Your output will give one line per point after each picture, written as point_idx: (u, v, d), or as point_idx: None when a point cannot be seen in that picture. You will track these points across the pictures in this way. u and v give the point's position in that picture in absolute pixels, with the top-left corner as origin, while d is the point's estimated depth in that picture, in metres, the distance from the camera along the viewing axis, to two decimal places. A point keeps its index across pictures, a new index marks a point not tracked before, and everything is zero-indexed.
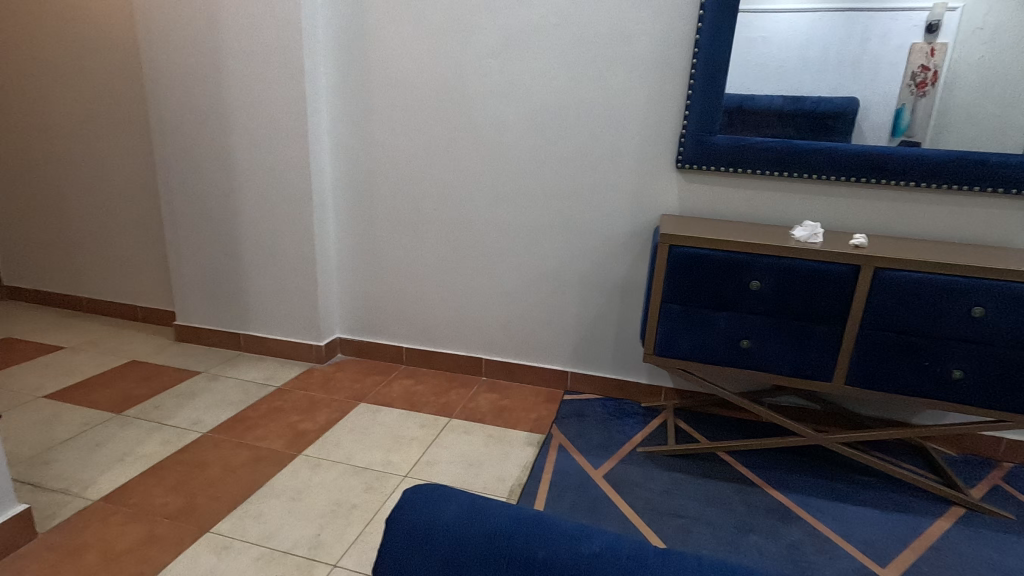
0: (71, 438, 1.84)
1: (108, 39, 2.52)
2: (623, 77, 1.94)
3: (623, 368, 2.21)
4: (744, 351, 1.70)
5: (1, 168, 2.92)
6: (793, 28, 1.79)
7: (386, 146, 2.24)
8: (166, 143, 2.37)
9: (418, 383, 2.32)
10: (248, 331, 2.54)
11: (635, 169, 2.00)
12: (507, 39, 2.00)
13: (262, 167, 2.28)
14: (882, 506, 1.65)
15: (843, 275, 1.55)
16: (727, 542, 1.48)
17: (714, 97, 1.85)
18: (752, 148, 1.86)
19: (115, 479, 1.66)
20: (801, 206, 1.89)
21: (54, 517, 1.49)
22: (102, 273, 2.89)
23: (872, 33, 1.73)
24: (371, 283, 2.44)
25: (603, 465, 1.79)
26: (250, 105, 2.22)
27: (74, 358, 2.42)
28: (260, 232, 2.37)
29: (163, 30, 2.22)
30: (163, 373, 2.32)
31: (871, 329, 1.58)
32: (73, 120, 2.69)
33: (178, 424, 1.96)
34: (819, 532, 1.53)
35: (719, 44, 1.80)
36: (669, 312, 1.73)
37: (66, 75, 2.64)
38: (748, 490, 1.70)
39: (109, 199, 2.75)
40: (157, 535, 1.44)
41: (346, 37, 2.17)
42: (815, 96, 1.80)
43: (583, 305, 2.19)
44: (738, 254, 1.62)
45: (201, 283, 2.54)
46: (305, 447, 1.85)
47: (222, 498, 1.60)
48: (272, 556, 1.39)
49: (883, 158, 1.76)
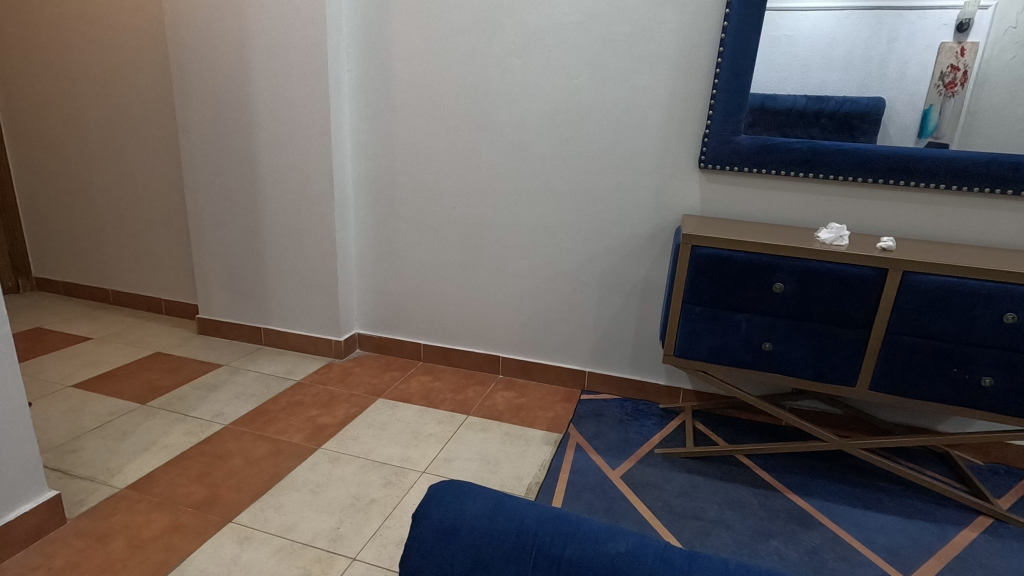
0: (97, 427, 1.88)
1: (135, 36, 2.56)
2: (645, 76, 1.93)
3: (641, 368, 2.20)
4: (766, 354, 1.68)
5: (31, 162, 2.99)
6: (818, 27, 1.76)
7: (407, 145, 2.26)
8: (192, 140, 2.41)
9: (436, 379, 2.33)
10: (269, 325, 2.57)
11: (657, 168, 1.99)
12: (529, 37, 2.00)
13: (285, 165, 2.31)
14: (906, 514, 1.62)
15: (870, 279, 1.53)
16: (747, 546, 1.47)
17: (738, 97, 1.83)
18: (777, 149, 1.84)
19: (140, 468, 1.69)
20: (826, 207, 1.86)
21: (82, 504, 1.53)
22: (127, 267, 2.94)
23: (900, 32, 1.70)
24: (391, 281, 2.46)
25: (621, 466, 1.78)
26: (274, 102, 2.24)
27: (100, 350, 2.47)
28: (282, 227, 2.40)
29: (190, 28, 2.26)
30: (186, 366, 2.36)
31: (898, 334, 1.55)
32: (101, 116, 2.75)
33: (201, 415, 2.00)
34: (841, 539, 1.51)
35: (745, 43, 1.78)
36: (690, 313, 1.72)
37: (95, 72, 2.69)
38: (768, 494, 1.68)
39: (134, 193, 2.80)
40: (182, 523, 1.47)
41: (368, 36, 2.19)
42: (840, 96, 1.77)
43: (602, 304, 2.18)
44: (762, 255, 1.60)
45: (223, 278, 2.57)
46: (325, 441, 1.87)
47: (243, 489, 1.62)
48: (293, 547, 1.41)
49: (912, 160, 1.72)
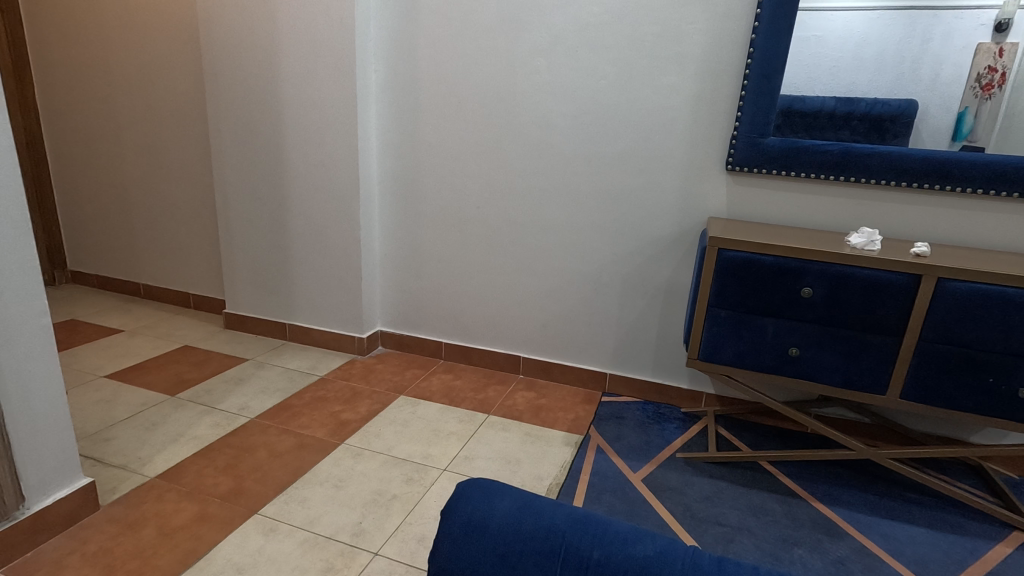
0: (129, 417, 1.93)
1: (170, 38, 2.62)
2: (672, 76, 1.91)
3: (663, 371, 2.18)
4: (793, 360, 1.65)
5: (67, 158, 3.08)
6: (850, 27, 1.72)
7: (432, 145, 2.28)
8: (222, 139, 2.46)
9: (457, 378, 2.35)
10: (293, 320, 2.61)
11: (683, 170, 1.97)
12: (555, 37, 2.00)
13: (311, 163, 2.34)
14: (936, 527, 1.58)
15: (903, 285, 1.49)
16: (770, 554, 1.45)
17: (768, 98, 1.80)
18: (806, 151, 1.81)
19: (169, 458, 1.73)
20: (857, 212, 1.82)
21: (115, 491, 1.57)
22: (157, 261, 3.02)
23: (935, 32, 1.65)
24: (414, 280, 2.48)
25: (642, 469, 1.77)
26: (302, 102, 2.28)
27: (131, 342, 2.54)
28: (308, 224, 2.43)
29: (222, 30, 2.31)
30: (214, 359, 2.41)
31: (930, 342, 1.51)
32: (137, 117, 2.82)
33: (227, 408, 2.04)
34: (868, 550, 1.48)
35: (776, 43, 1.75)
36: (715, 317, 1.70)
37: (131, 71, 2.76)
38: (793, 502, 1.65)
39: (164, 188, 2.87)
40: (209, 514, 1.50)
41: (395, 37, 2.21)
42: (871, 98, 1.74)
43: (624, 306, 2.17)
44: (790, 259, 1.58)
45: (250, 274, 2.62)
46: (348, 436, 1.90)
47: (268, 482, 1.65)
48: (316, 540, 1.43)
49: (948, 163, 1.68)
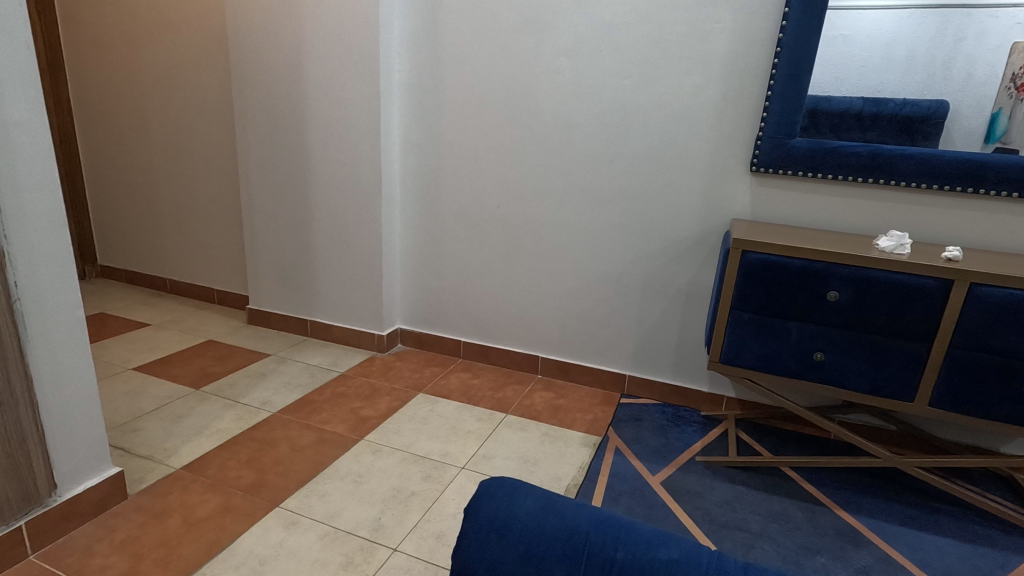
0: (155, 409, 1.97)
1: (199, 40, 2.68)
2: (697, 77, 1.89)
3: (682, 373, 2.16)
4: (817, 364, 1.63)
5: (98, 156, 3.16)
6: (879, 26, 1.68)
7: (453, 145, 2.29)
8: (248, 138, 2.51)
9: (475, 377, 2.36)
10: (315, 317, 2.65)
11: (706, 171, 1.95)
12: (579, 37, 2.00)
13: (335, 162, 2.37)
14: (965, 538, 1.54)
15: (933, 290, 1.46)
16: (792, 560, 1.42)
17: (794, 98, 1.77)
18: (834, 153, 1.77)
19: (194, 450, 1.77)
20: (886, 215, 1.79)
21: (142, 481, 1.61)
22: (183, 257, 3.08)
23: (968, 31, 1.62)
24: (433, 278, 2.49)
25: (661, 472, 1.76)
26: (326, 102, 2.30)
27: (157, 336, 2.59)
28: (331, 222, 2.46)
29: (249, 31, 2.34)
30: (237, 354, 2.45)
31: (961, 349, 1.48)
32: (166, 117, 2.89)
33: (250, 402, 2.07)
34: (893, 560, 1.44)
35: (804, 43, 1.72)
36: (738, 320, 1.68)
37: (160, 71, 2.83)
38: (815, 509, 1.63)
39: (191, 185, 2.93)
40: (233, 506, 1.53)
41: (418, 37, 2.23)
42: (900, 99, 1.70)
43: (645, 307, 2.16)
44: (816, 263, 1.55)
45: (273, 270, 2.66)
46: (367, 432, 1.92)
47: (289, 476, 1.67)
48: (336, 534, 1.45)
49: (982, 165, 1.63)
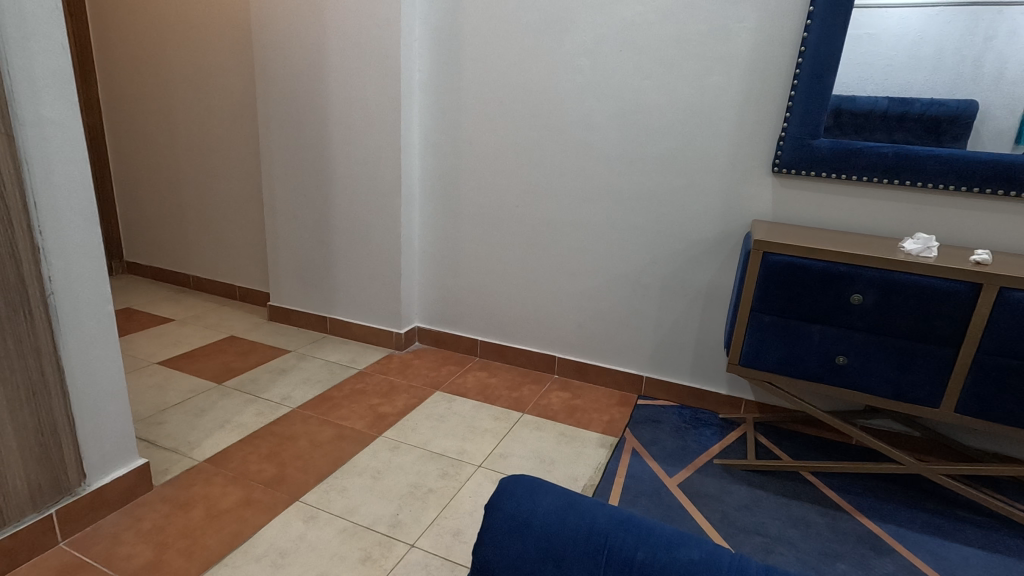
0: (179, 403, 2.02)
1: (224, 41, 2.73)
2: (719, 76, 1.88)
3: (700, 375, 2.15)
4: (839, 368, 1.60)
5: (126, 153, 3.24)
6: (906, 25, 1.66)
7: (472, 144, 2.30)
8: (270, 137, 2.54)
9: (492, 376, 2.37)
10: (334, 314, 2.68)
11: (727, 172, 1.93)
12: (600, 37, 1.99)
13: (355, 161, 2.40)
14: (991, 548, 1.51)
15: (961, 294, 1.43)
16: (812, 566, 1.41)
17: (818, 98, 1.74)
18: (859, 153, 1.74)
19: (217, 443, 1.80)
20: (911, 217, 1.75)
21: (166, 473, 1.64)
22: (206, 254, 3.14)
23: (999, 30, 1.58)
24: (451, 277, 2.51)
25: (678, 474, 1.75)
26: (348, 101, 2.33)
27: (182, 331, 2.65)
28: (352, 220, 2.49)
29: (273, 32, 2.38)
30: (258, 350, 2.49)
31: (989, 354, 1.44)
32: (192, 117, 2.94)
33: (271, 398, 2.10)
34: (916, 568, 1.42)
35: (829, 42, 1.70)
36: (758, 321, 1.66)
37: (186, 71, 2.89)
38: (836, 515, 1.60)
39: (215, 182, 2.98)
40: (254, 499, 1.56)
41: (439, 38, 2.24)
42: (927, 98, 1.67)
43: (663, 308, 2.14)
44: (839, 265, 1.52)
45: (293, 268, 2.70)
46: (385, 429, 1.94)
47: (309, 470, 1.70)
48: (355, 529, 1.46)
49: (1013, 167, 1.59)
